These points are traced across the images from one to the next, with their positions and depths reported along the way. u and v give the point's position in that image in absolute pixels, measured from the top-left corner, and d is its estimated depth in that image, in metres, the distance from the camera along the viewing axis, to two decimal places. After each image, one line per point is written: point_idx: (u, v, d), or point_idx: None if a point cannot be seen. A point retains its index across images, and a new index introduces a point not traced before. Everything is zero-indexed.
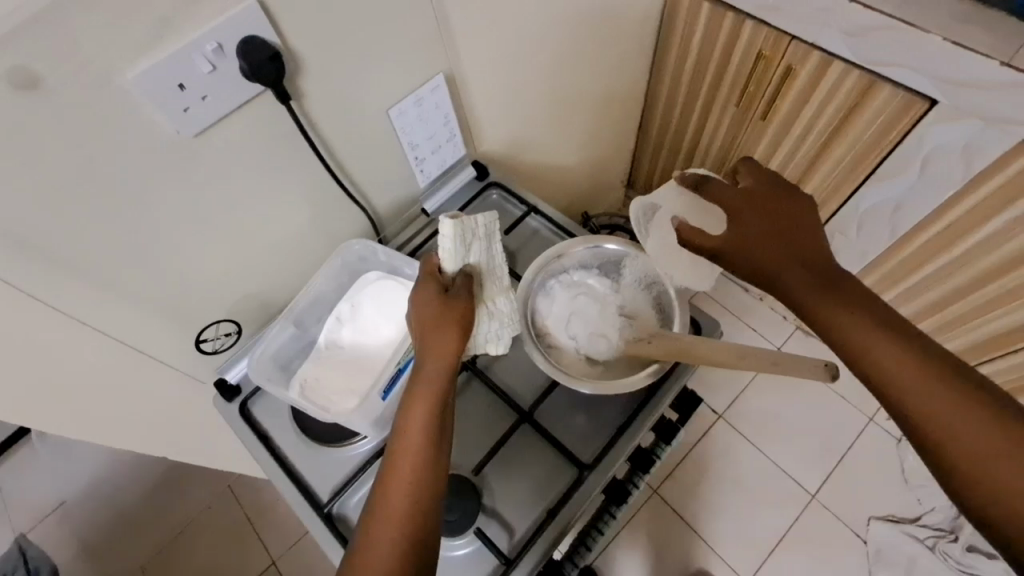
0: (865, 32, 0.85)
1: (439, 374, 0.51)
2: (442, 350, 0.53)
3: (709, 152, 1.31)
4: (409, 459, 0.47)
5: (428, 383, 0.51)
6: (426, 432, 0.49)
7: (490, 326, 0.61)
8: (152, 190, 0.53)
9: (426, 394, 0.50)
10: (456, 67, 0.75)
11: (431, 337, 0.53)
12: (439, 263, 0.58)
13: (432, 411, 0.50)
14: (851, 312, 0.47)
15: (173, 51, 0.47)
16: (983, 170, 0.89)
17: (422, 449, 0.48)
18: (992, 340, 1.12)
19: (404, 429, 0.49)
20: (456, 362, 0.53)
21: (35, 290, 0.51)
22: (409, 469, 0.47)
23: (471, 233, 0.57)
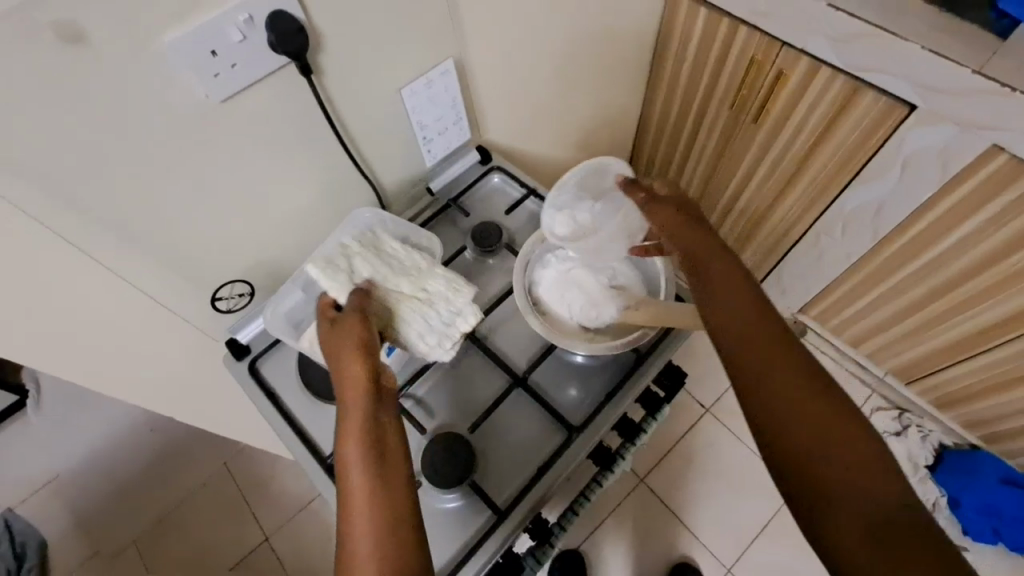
0: (849, 40, 0.91)
1: (359, 402, 0.53)
2: (354, 381, 0.54)
3: (702, 153, 1.37)
4: (359, 488, 0.48)
5: (352, 419, 0.52)
6: (366, 457, 0.49)
7: (439, 310, 0.64)
8: (179, 149, 0.56)
9: (354, 435, 0.51)
10: (465, 55, 0.80)
11: (344, 387, 0.54)
12: (332, 300, 0.62)
13: (366, 436, 0.51)
14: (756, 326, 0.52)
15: (208, 19, 0.51)
16: (959, 172, 0.94)
17: (368, 474, 0.48)
18: (966, 339, 1.17)
19: (346, 465, 0.49)
20: (372, 383, 0.54)
21: (67, 235, 0.54)
22: (364, 495, 0.48)
23: (339, 259, 0.64)
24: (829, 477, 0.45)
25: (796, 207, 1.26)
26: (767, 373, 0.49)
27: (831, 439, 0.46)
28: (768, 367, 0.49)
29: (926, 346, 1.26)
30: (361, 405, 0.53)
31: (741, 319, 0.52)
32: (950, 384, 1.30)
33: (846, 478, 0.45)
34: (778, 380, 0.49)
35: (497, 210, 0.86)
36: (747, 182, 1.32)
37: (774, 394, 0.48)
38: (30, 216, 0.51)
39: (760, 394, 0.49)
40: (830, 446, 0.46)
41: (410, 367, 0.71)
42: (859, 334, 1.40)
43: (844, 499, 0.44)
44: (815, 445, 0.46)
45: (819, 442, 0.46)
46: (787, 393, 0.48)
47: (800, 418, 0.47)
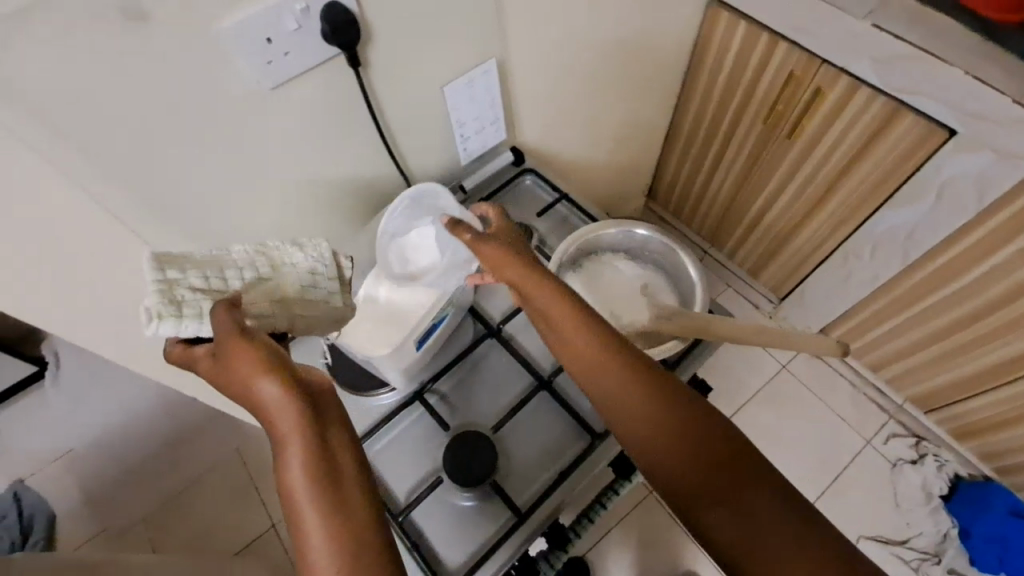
0: (894, 60, 0.90)
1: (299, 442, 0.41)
2: (289, 420, 0.41)
3: (731, 167, 1.36)
4: (320, 538, 0.40)
5: (292, 463, 0.41)
6: (322, 504, 0.40)
7: (308, 267, 0.59)
8: (227, 133, 0.57)
9: (300, 477, 0.41)
10: (507, 55, 0.80)
11: (272, 423, 0.42)
12: (183, 342, 0.49)
13: (321, 475, 0.41)
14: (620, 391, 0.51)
15: (267, 6, 0.52)
16: (996, 201, 0.93)
17: (331, 521, 0.40)
18: (991, 370, 1.15)
19: (299, 511, 0.41)
20: (306, 413, 0.42)
21: (117, 212, 0.55)
22: (329, 545, 0.40)
23: (165, 289, 0.50)
24: (715, 505, 0.45)
25: (825, 226, 1.25)
26: (643, 421, 0.50)
27: (707, 463, 0.47)
28: (643, 413, 0.50)
29: (948, 375, 1.25)
30: (300, 440, 0.41)
31: (615, 373, 0.51)
32: (970, 415, 1.28)
33: (726, 503, 0.45)
34: (650, 427, 0.49)
35: (529, 212, 0.86)
36: (776, 198, 1.31)
37: (651, 439, 0.49)
38: (84, 194, 0.52)
39: (640, 443, 0.50)
40: (706, 473, 0.47)
41: (435, 362, 0.71)
42: (880, 358, 1.38)
43: (724, 527, 0.45)
44: (694, 476, 0.47)
45: (715, 506, 0.46)
46: (663, 435, 0.48)
47: (675, 458, 0.48)
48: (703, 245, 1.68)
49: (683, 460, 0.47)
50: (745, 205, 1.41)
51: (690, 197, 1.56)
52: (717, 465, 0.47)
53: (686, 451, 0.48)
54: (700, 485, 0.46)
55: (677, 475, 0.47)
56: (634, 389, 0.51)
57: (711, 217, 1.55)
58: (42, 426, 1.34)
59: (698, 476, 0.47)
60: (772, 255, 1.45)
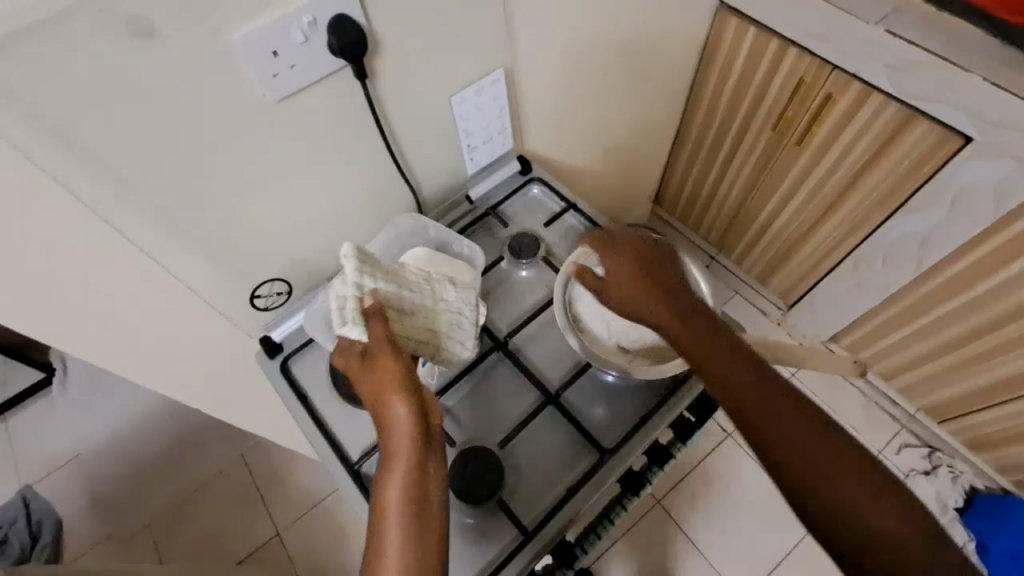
0: (907, 67, 0.89)
1: (404, 464, 0.50)
2: (402, 442, 0.51)
3: (741, 173, 1.34)
4: (393, 543, 0.48)
5: (393, 479, 0.50)
6: (403, 514, 0.49)
7: (456, 308, 0.64)
8: (234, 147, 0.57)
9: (395, 491, 0.49)
10: (514, 64, 0.79)
11: (387, 432, 0.52)
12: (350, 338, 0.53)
13: (409, 496, 0.49)
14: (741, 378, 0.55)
15: (274, 20, 0.51)
16: (1014, 209, 0.91)
17: (404, 529, 0.48)
18: (1007, 381, 1.13)
19: (383, 514, 0.49)
20: (416, 445, 0.50)
21: (121, 226, 0.54)
22: (397, 552, 0.48)
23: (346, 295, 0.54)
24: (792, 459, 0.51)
25: (835, 233, 1.23)
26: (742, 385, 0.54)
27: (795, 427, 0.52)
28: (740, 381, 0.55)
29: (963, 385, 1.22)
30: (408, 462, 0.50)
31: (714, 351, 0.57)
32: (986, 426, 1.25)
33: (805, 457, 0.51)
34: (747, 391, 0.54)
35: (536, 222, 0.85)
36: (786, 205, 1.29)
37: (749, 400, 0.54)
38: (88, 207, 0.51)
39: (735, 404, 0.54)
40: (794, 434, 0.52)
41: (442, 377, 0.70)
42: (892, 367, 1.36)
43: (845, 496, 0.49)
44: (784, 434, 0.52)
45: (836, 485, 0.50)
46: (759, 400, 0.53)
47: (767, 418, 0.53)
48: (710, 251, 1.66)
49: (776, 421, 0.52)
50: (754, 211, 1.39)
51: (698, 203, 1.55)
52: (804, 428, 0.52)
53: (777, 415, 0.52)
54: (781, 444, 0.51)
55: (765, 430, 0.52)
56: (738, 362, 0.56)
57: (718, 223, 1.54)
58: (68, 430, 1.49)
59: (787, 436, 0.51)
60: (781, 262, 1.43)
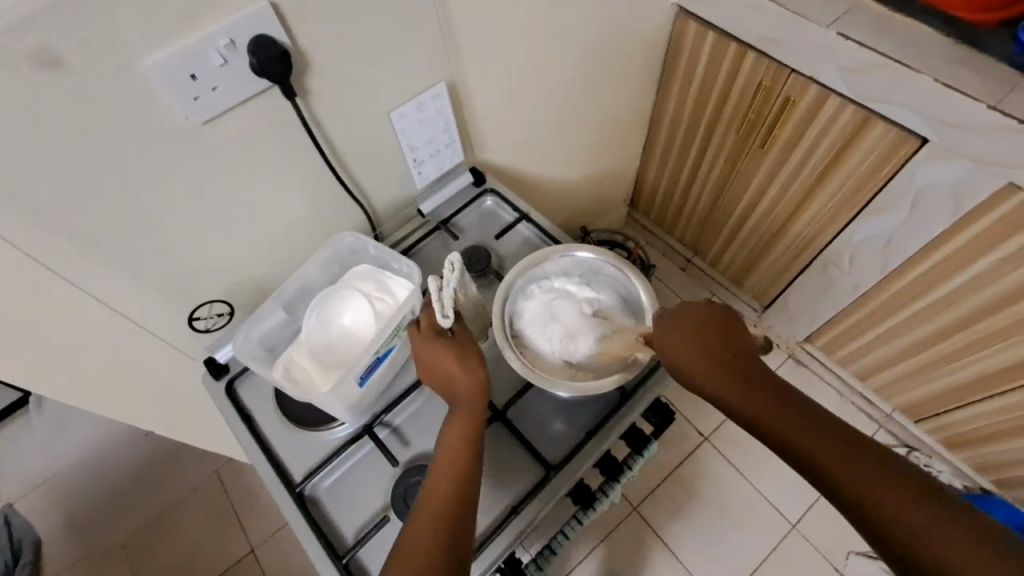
0: (861, 69, 0.88)
1: (469, 404, 0.57)
2: (471, 381, 0.58)
3: (710, 176, 1.34)
4: (448, 462, 0.54)
5: (460, 413, 0.57)
6: (462, 444, 0.55)
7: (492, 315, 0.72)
8: (158, 172, 0.56)
9: (457, 426, 0.56)
10: (460, 78, 0.79)
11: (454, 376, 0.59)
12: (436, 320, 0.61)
13: (469, 430, 0.56)
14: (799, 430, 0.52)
15: (188, 44, 0.50)
16: (973, 209, 0.90)
17: (460, 453, 0.54)
18: (978, 380, 1.13)
19: (444, 441, 0.56)
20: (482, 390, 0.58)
21: (37, 254, 0.54)
22: (449, 470, 0.53)
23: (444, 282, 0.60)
24: (850, 489, 0.48)
25: (804, 235, 1.23)
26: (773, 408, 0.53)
27: (836, 449, 0.50)
28: (761, 402, 0.54)
29: (935, 384, 1.22)
30: (470, 404, 0.57)
31: (720, 367, 0.56)
32: (961, 425, 1.25)
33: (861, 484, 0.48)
34: (778, 416, 0.53)
35: (487, 233, 0.84)
36: (754, 207, 1.29)
37: (781, 425, 0.52)
38: (4, 239, 0.51)
39: (767, 432, 0.53)
40: (839, 462, 0.49)
41: (387, 395, 0.69)
42: (866, 367, 1.35)
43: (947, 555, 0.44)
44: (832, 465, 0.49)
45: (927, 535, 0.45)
46: (792, 426, 0.52)
47: (807, 445, 0.51)
48: (686, 254, 1.66)
49: (815, 444, 0.51)
50: (725, 214, 1.39)
51: (671, 206, 1.54)
52: (844, 452, 0.50)
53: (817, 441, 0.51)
54: (831, 471, 0.49)
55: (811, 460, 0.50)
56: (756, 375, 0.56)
57: (691, 226, 1.54)
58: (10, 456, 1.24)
59: (833, 463, 0.49)
60: (754, 264, 1.43)
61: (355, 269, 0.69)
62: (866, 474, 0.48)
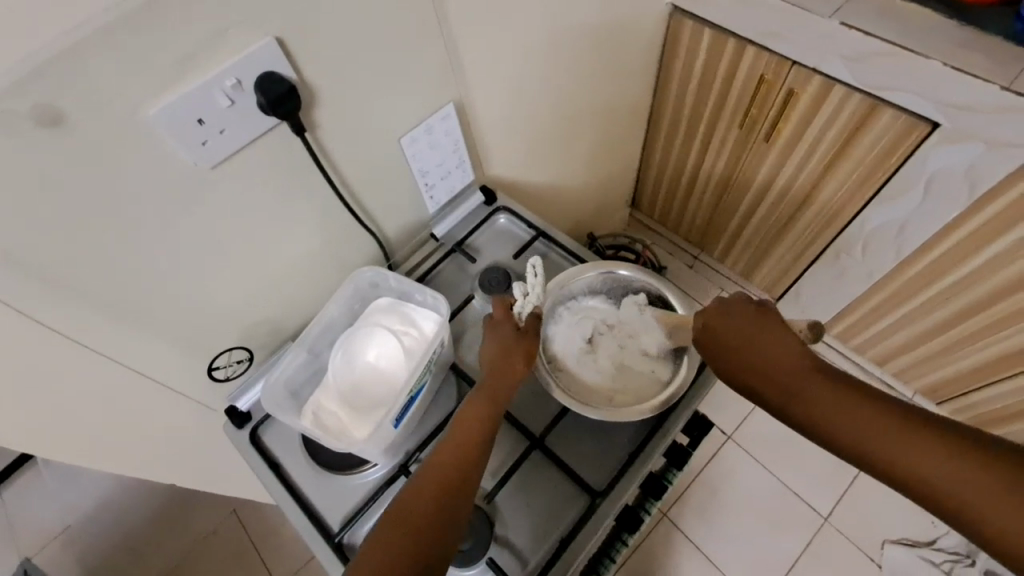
0: (866, 58, 0.87)
1: (493, 386, 0.57)
2: (499, 367, 0.58)
3: (713, 171, 1.32)
4: (459, 438, 0.54)
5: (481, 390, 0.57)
6: (478, 424, 0.55)
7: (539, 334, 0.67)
8: (168, 223, 0.53)
9: (476, 402, 0.56)
10: (465, 97, 0.77)
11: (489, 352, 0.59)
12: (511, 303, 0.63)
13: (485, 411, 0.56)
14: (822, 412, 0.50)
15: (194, 88, 0.48)
16: (990, 189, 0.89)
17: (473, 432, 0.54)
18: (1001, 360, 1.12)
19: (459, 417, 0.55)
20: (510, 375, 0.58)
21: (48, 320, 0.51)
22: (457, 446, 0.53)
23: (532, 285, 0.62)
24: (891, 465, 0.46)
25: (814, 225, 1.21)
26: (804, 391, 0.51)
27: (873, 426, 0.47)
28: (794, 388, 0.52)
29: (957, 366, 1.21)
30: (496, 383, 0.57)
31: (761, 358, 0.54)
32: (986, 405, 1.24)
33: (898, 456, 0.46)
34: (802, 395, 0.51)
35: (505, 253, 0.82)
36: (761, 200, 1.27)
37: (808, 410, 0.50)
38: (17, 309, 0.48)
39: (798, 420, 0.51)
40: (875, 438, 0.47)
41: (420, 431, 0.66)
42: (884, 353, 1.34)
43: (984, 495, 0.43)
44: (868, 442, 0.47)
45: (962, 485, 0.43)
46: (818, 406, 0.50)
47: (840, 425, 0.48)
48: (692, 251, 1.65)
49: (849, 424, 0.48)
50: (730, 209, 1.38)
51: (674, 205, 1.53)
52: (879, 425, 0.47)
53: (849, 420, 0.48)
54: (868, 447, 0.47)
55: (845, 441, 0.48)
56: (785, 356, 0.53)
57: (696, 224, 1.52)
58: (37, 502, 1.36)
59: (865, 439, 0.47)
60: (763, 257, 1.41)
61: (379, 303, 0.67)
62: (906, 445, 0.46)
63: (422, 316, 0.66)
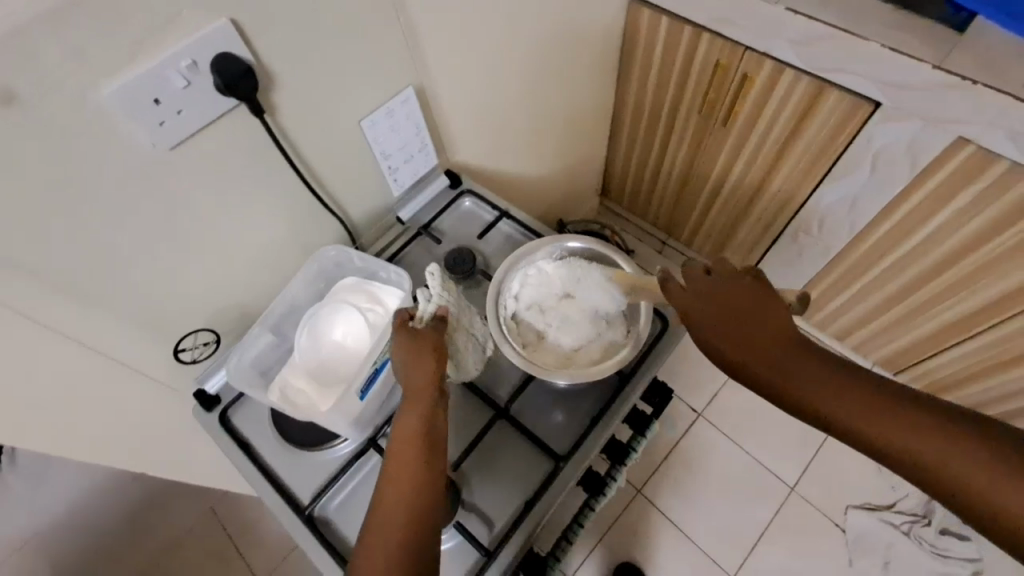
0: (812, 42, 0.91)
1: (421, 404, 0.53)
2: (422, 382, 0.54)
3: (677, 155, 1.35)
4: (400, 469, 0.49)
5: (410, 419, 0.52)
6: (417, 446, 0.50)
7: (510, 305, 0.68)
8: (130, 205, 0.54)
9: (407, 430, 0.51)
10: (426, 82, 0.78)
11: (406, 371, 0.54)
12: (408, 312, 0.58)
13: (418, 432, 0.51)
14: (812, 381, 0.49)
15: (147, 67, 0.49)
16: (929, 164, 0.94)
17: (414, 459, 0.50)
18: (947, 329, 1.18)
19: (393, 447, 0.51)
20: (434, 389, 0.54)
21: (8, 301, 0.51)
22: (402, 480, 0.49)
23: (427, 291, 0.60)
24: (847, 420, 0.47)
25: (772, 206, 1.26)
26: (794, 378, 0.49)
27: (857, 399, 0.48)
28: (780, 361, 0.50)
29: (911, 337, 1.27)
30: (421, 399, 0.53)
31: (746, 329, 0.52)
32: (939, 372, 1.30)
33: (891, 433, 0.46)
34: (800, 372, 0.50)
35: (469, 234, 0.84)
36: (724, 182, 1.31)
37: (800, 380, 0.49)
38: None
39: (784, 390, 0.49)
40: (854, 409, 0.47)
41: (388, 406, 0.68)
42: (843, 328, 1.40)
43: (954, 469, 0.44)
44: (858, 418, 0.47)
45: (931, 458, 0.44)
46: (814, 381, 0.49)
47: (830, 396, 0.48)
48: (661, 236, 1.69)
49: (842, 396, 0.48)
50: (695, 192, 1.41)
51: (641, 192, 1.57)
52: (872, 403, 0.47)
53: (809, 379, 0.49)
54: (827, 402, 0.48)
55: (804, 395, 0.49)
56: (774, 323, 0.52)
57: (663, 209, 1.56)
58: None
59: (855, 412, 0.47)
60: (727, 239, 1.46)
61: (343, 283, 0.68)
62: (882, 413, 0.46)
63: (386, 293, 0.67)
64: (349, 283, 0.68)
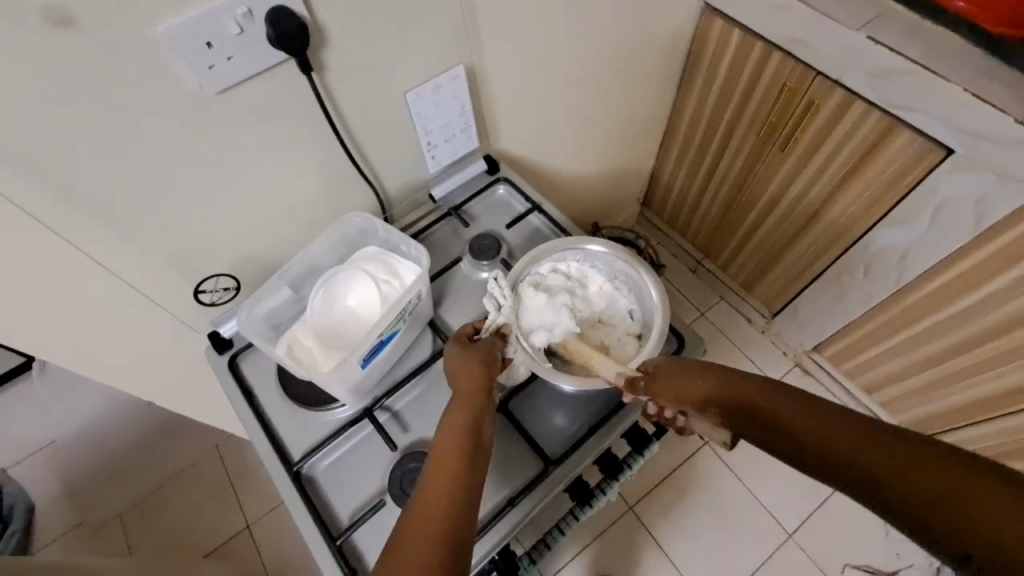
0: (889, 76, 0.86)
1: (472, 405, 0.56)
2: (472, 388, 0.57)
3: (729, 173, 1.30)
4: (446, 459, 0.51)
5: (458, 417, 0.55)
6: (463, 440, 0.53)
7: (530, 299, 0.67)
8: (169, 142, 0.55)
9: (453, 426, 0.54)
10: (479, 62, 0.77)
11: (458, 375, 0.58)
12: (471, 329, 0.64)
13: (466, 428, 0.54)
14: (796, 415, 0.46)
15: (205, 10, 0.50)
16: (995, 224, 0.88)
17: (460, 451, 0.52)
18: (986, 400, 1.11)
19: (440, 441, 0.53)
20: (485, 395, 0.57)
21: (43, 216, 0.53)
22: (448, 468, 0.50)
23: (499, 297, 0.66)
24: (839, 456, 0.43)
25: (819, 242, 1.20)
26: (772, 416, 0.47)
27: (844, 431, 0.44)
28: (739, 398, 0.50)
29: (946, 402, 1.19)
30: (470, 400, 0.56)
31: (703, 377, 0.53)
32: (972, 443, 1.22)
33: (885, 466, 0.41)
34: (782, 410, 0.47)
35: (498, 222, 0.83)
36: (773, 210, 1.25)
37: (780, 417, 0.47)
38: (11, 201, 0.51)
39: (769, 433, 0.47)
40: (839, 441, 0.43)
41: (390, 378, 0.69)
42: (874, 380, 1.34)
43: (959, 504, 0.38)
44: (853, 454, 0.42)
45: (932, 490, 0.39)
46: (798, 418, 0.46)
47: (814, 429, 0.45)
48: (696, 256, 1.64)
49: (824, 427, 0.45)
50: (740, 215, 1.36)
51: (684, 207, 1.53)
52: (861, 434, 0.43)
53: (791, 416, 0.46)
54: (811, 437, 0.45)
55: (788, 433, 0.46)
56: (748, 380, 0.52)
57: (704, 228, 1.52)
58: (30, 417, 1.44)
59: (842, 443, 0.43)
60: (766, 269, 1.40)
61: (365, 253, 0.69)
62: (870, 444, 0.42)
63: (406, 268, 0.67)
64: (372, 253, 0.68)
